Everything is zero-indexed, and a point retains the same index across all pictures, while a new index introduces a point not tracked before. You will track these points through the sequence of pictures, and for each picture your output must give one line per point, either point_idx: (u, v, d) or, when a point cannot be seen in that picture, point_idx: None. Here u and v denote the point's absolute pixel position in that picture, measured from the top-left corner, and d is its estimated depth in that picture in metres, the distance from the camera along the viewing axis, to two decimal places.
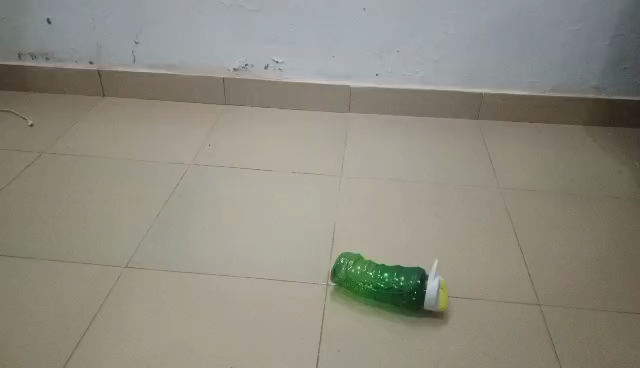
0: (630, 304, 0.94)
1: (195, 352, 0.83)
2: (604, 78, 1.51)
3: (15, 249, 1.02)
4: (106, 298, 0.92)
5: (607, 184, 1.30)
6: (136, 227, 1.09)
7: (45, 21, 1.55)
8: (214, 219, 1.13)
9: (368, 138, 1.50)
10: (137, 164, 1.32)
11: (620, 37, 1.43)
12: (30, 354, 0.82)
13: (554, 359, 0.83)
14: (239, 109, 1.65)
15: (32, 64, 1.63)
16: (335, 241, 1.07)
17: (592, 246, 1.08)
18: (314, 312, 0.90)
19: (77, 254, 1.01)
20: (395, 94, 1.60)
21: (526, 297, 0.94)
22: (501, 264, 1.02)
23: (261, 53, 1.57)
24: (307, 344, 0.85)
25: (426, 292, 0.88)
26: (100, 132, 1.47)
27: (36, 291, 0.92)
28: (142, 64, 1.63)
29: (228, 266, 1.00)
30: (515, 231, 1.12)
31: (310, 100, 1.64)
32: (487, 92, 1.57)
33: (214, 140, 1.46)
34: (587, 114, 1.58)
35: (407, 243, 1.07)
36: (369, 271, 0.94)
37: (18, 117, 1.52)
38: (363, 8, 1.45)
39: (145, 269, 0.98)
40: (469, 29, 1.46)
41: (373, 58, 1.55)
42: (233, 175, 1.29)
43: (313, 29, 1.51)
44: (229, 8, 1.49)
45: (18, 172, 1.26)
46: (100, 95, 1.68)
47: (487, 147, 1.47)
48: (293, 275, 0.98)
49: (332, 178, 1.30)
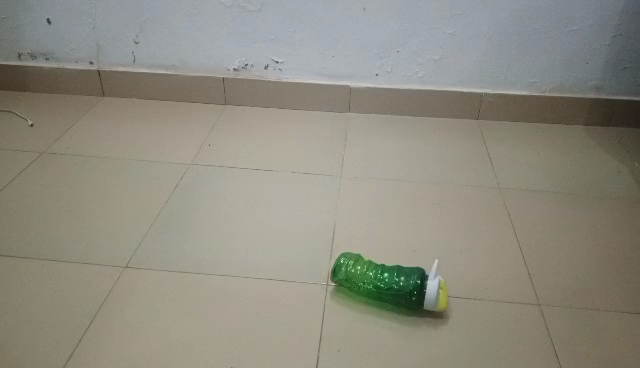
0: (630, 305, 0.94)
1: (195, 352, 0.83)
2: (604, 78, 1.51)
3: (14, 249, 1.02)
4: (106, 298, 0.92)
5: (607, 184, 1.30)
6: (136, 227, 1.09)
7: (45, 21, 1.55)
8: (214, 219, 1.13)
9: (368, 138, 1.50)
10: (137, 164, 1.32)
11: (620, 37, 1.43)
12: (29, 353, 0.81)
13: (554, 359, 0.83)
14: (239, 109, 1.65)
15: (32, 65, 1.63)
16: (335, 240, 1.07)
17: (593, 246, 1.08)
18: (314, 312, 0.90)
19: (78, 254, 1.01)
20: (394, 95, 1.60)
21: (526, 297, 0.94)
22: (501, 264, 1.02)
23: (260, 53, 1.57)
24: (307, 343, 0.85)
25: (426, 292, 0.87)
26: (100, 132, 1.47)
27: (37, 291, 0.92)
28: (142, 65, 1.63)
29: (228, 265, 1.00)
30: (515, 231, 1.12)
31: (310, 100, 1.64)
32: (487, 92, 1.57)
33: (214, 140, 1.46)
34: (587, 115, 1.58)
35: (407, 242, 1.07)
36: (369, 271, 0.95)
37: (18, 117, 1.52)
38: (363, 8, 1.45)
39: (144, 269, 0.98)
40: (469, 29, 1.46)
41: (373, 58, 1.55)
42: (232, 175, 1.29)
43: (313, 29, 1.50)
44: (229, 9, 1.49)
45: (18, 173, 1.26)
46: (100, 94, 1.68)
47: (487, 147, 1.47)
48: (294, 275, 0.98)
49: (332, 178, 1.30)
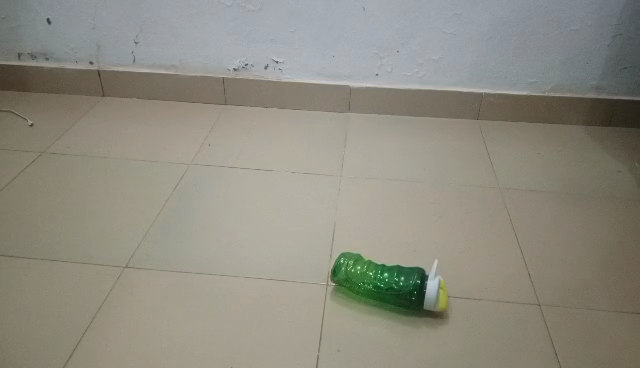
0: (630, 304, 0.94)
1: (195, 351, 0.83)
2: (604, 77, 1.51)
3: (15, 249, 1.02)
4: (106, 297, 0.92)
5: (608, 183, 1.30)
6: (136, 227, 1.09)
7: (45, 21, 1.55)
8: (214, 219, 1.13)
9: (369, 138, 1.50)
10: (136, 164, 1.32)
11: (620, 37, 1.43)
12: (28, 354, 0.81)
13: (554, 358, 0.83)
14: (239, 109, 1.65)
15: (32, 65, 1.63)
16: (335, 240, 1.07)
17: (593, 247, 1.07)
18: (315, 312, 0.90)
19: (78, 254, 1.01)
20: (394, 94, 1.60)
21: (526, 297, 0.94)
22: (502, 265, 1.02)
23: (260, 52, 1.57)
24: (307, 343, 0.84)
25: (426, 292, 0.87)
26: (101, 132, 1.47)
27: (37, 291, 0.92)
28: (143, 65, 1.63)
29: (228, 265, 1.00)
30: (516, 231, 1.12)
31: (310, 99, 1.64)
32: (487, 92, 1.57)
33: (214, 140, 1.46)
34: (586, 115, 1.58)
35: (408, 242, 1.07)
36: (369, 271, 0.95)
37: (18, 117, 1.52)
38: (363, 8, 1.45)
39: (144, 269, 0.98)
40: (470, 29, 1.46)
41: (374, 59, 1.55)
42: (233, 175, 1.29)
43: (313, 29, 1.50)
44: (229, 9, 1.49)
45: (17, 173, 1.26)
46: (101, 94, 1.68)
47: (487, 147, 1.47)
48: (293, 275, 0.98)
49: (332, 178, 1.30)
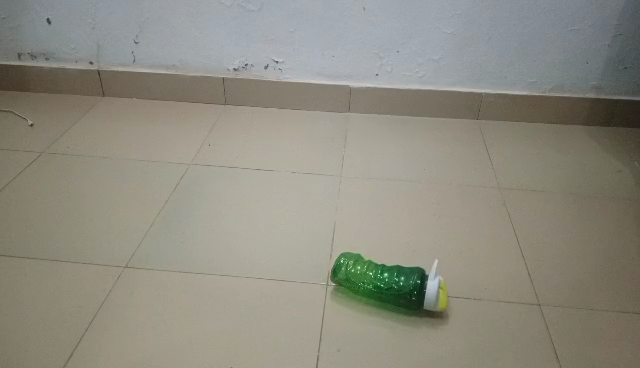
0: (630, 304, 0.94)
1: (195, 352, 0.83)
2: (604, 77, 1.51)
3: (15, 249, 1.02)
4: (106, 297, 0.92)
5: (607, 183, 1.30)
6: (136, 227, 1.09)
7: (45, 21, 1.55)
8: (214, 219, 1.13)
9: (369, 138, 1.50)
10: (136, 164, 1.32)
11: (620, 37, 1.43)
12: (28, 354, 0.81)
13: (554, 358, 0.83)
14: (239, 109, 1.65)
15: (32, 64, 1.63)
16: (335, 240, 1.07)
17: (593, 247, 1.07)
18: (315, 313, 0.90)
19: (78, 254, 1.01)
20: (394, 94, 1.60)
21: (526, 297, 0.94)
22: (502, 265, 1.02)
23: (260, 52, 1.57)
24: (306, 343, 0.85)
25: (426, 292, 0.87)
26: (101, 132, 1.47)
27: (37, 291, 0.92)
28: (143, 65, 1.63)
29: (228, 265, 1.00)
30: (516, 231, 1.12)
31: (310, 99, 1.64)
32: (487, 92, 1.57)
33: (214, 140, 1.46)
34: (586, 115, 1.58)
35: (408, 242, 1.07)
36: (369, 271, 0.95)
37: (18, 117, 1.52)
38: (363, 8, 1.45)
39: (144, 269, 0.98)
40: (470, 29, 1.46)
41: (374, 59, 1.55)
42: (233, 175, 1.29)
43: (313, 29, 1.50)
44: (229, 9, 1.49)
45: (17, 173, 1.26)
46: (101, 94, 1.68)
47: (486, 146, 1.47)
48: (293, 275, 0.98)
49: (332, 178, 1.30)
